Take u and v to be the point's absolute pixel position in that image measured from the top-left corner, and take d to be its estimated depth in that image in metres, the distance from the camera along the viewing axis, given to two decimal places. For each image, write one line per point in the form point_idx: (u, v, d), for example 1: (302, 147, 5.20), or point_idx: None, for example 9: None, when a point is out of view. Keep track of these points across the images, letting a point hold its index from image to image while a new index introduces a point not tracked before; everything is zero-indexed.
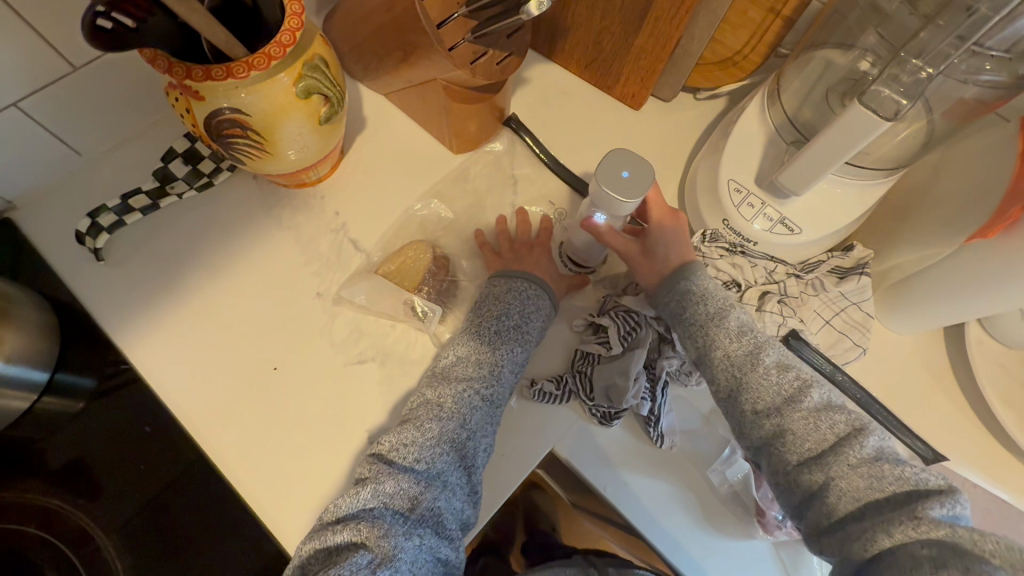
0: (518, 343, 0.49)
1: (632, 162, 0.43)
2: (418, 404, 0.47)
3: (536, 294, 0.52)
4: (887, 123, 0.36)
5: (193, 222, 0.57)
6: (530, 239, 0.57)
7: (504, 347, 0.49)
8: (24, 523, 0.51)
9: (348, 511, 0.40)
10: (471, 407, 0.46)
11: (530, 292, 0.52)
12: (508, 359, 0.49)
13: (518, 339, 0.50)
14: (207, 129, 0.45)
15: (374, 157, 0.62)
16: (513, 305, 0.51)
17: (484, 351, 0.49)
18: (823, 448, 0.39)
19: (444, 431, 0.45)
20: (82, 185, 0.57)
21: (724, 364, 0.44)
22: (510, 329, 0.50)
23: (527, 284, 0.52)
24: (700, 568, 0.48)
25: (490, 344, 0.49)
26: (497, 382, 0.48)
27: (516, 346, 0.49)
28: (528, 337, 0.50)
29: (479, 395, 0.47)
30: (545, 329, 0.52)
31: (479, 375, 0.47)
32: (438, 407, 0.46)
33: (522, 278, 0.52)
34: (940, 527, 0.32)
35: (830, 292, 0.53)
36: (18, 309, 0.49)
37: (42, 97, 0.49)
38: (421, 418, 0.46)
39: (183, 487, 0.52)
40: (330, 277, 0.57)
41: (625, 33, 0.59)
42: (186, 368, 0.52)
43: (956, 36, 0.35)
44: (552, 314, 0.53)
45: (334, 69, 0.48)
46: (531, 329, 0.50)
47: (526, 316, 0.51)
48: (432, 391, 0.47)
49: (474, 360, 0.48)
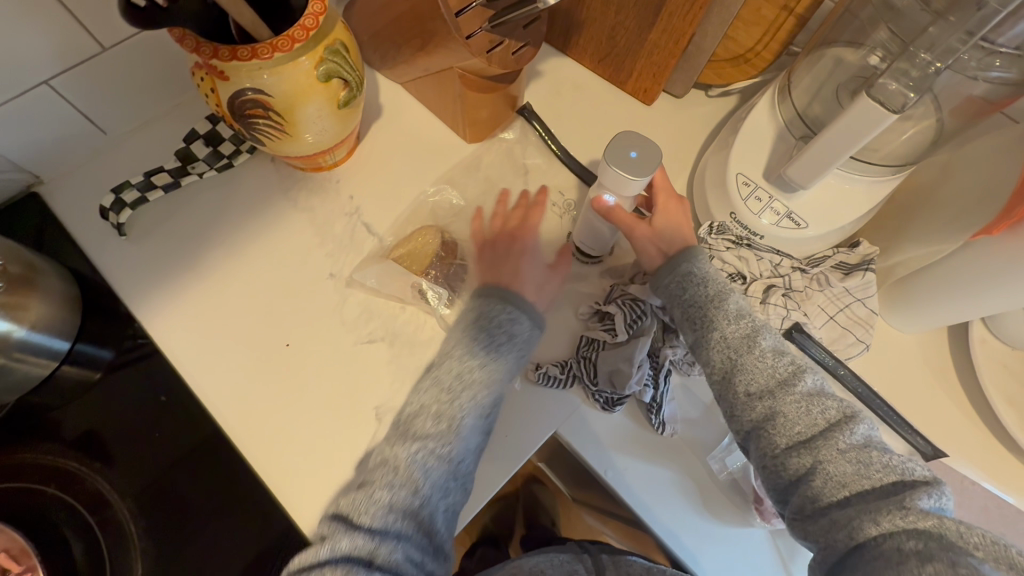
0: (483, 391, 0.47)
1: (640, 144, 0.45)
2: (376, 464, 0.45)
3: (507, 332, 0.49)
4: (895, 116, 0.37)
5: (211, 202, 0.58)
6: (508, 229, 0.57)
7: (464, 396, 0.46)
8: (44, 484, 0.51)
9: (307, 567, 0.40)
10: (425, 470, 0.44)
11: (500, 332, 0.49)
12: (468, 408, 0.46)
13: (483, 386, 0.47)
14: (230, 109, 0.47)
15: (388, 144, 0.63)
16: (479, 345, 0.48)
17: (442, 403, 0.46)
18: (814, 432, 0.40)
19: (396, 498, 0.42)
20: (107, 163, 0.59)
21: (721, 346, 0.44)
22: (474, 377, 0.47)
23: (501, 308, 0.50)
24: (695, 554, 0.49)
25: (447, 397, 0.46)
26: (455, 438, 0.45)
27: (478, 391, 0.47)
28: (496, 381, 0.48)
29: (434, 456, 0.44)
30: (522, 360, 0.50)
31: (436, 433, 0.45)
32: (393, 472, 0.44)
33: (494, 311, 0.50)
34: (927, 517, 0.33)
35: (835, 288, 0.53)
36: (44, 279, 0.50)
37: (72, 74, 0.51)
38: (375, 482, 0.44)
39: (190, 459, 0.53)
40: (343, 259, 0.58)
41: (639, 27, 0.60)
42: (200, 342, 0.53)
43: (965, 31, 0.36)
44: (525, 352, 0.50)
45: (354, 55, 0.49)
46: (499, 372, 0.48)
47: (493, 356, 0.48)
48: (388, 451, 0.45)
49: (434, 414, 0.46)
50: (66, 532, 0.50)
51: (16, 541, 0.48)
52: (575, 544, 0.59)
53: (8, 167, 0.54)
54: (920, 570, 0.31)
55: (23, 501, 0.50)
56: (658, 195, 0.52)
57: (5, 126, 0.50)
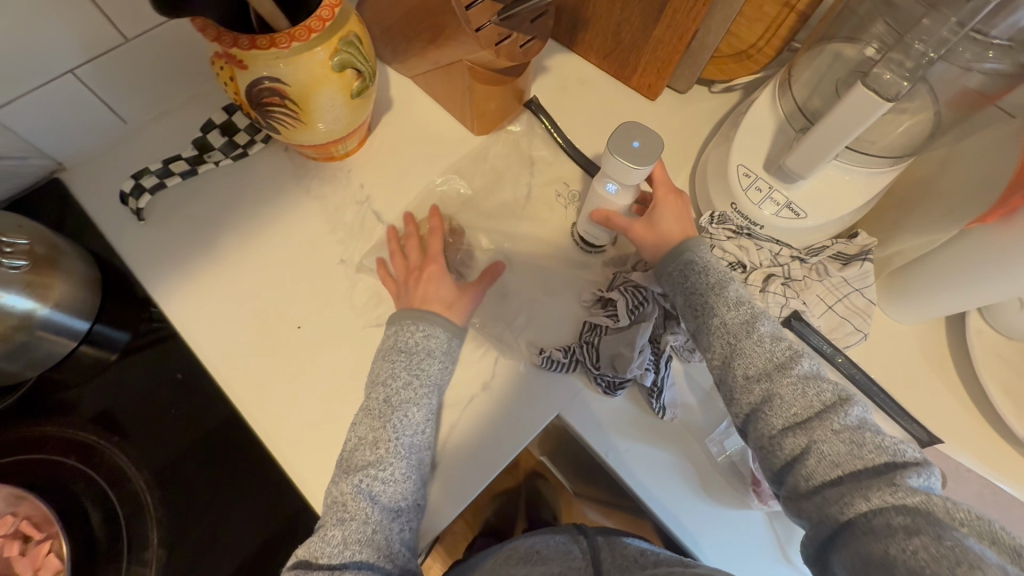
0: (408, 410, 0.48)
1: (642, 133, 0.46)
2: (327, 505, 0.46)
3: (425, 350, 0.51)
4: (889, 104, 0.39)
5: (226, 189, 0.60)
6: (418, 261, 0.56)
7: (395, 418, 0.48)
8: (66, 456, 0.52)
9: None
10: (372, 498, 0.45)
11: (416, 351, 0.51)
12: (401, 429, 0.48)
13: (407, 406, 0.49)
14: (247, 97, 0.49)
15: (398, 135, 0.65)
16: (401, 369, 0.50)
17: (376, 430, 0.47)
18: (809, 414, 0.40)
19: (350, 534, 0.43)
20: (127, 151, 0.61)
21: (721, 331, 0.45)
22: (397, 400, 0.49)
23: (415, 328, 0.51)
24: (695, 537, 0.50)
25: (379, 422, 0.48)
26: (396, 459, 0.46)
27: (408, 411, 0.48)
28: (420, 398, 0.49)
29: (379, 482, 0.45)
30: (441, 371, 0.51)
31: (376, 460, 0.46)
32: (343, 509, 0.44)
33: (409, 332, 0.51)
34: (915, 494, 0.34)
35: (834, 278, 0.54)
36: (67, 259, 0.52)
37: (96, 65, 0.53)
38: (328, 523, 0.44)
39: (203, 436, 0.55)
40: (353, 246, 0.60)
41: (643, 23, 0.61)
42: (215, 322, 0.55)
43: (956, 22, 0.37)
44: (445, 366, 0.52)
45: (367, 47, 0.51)
46: (421, 388, 0.50)
47: (416, 376, 0.50)
48: (336, 488, 0.46)
49: (370, 445, 0.47)
50: (86, 501, 0.51)
51: (37, 512, 0.49)
52: (572, 526, 0.59)
53: (33, 153, 0.56)
54: (907, 544, 0.32)
55: (46, 472, 0.52)
56: (657, 188, 0.53)
57: (31, 114, 0.53)
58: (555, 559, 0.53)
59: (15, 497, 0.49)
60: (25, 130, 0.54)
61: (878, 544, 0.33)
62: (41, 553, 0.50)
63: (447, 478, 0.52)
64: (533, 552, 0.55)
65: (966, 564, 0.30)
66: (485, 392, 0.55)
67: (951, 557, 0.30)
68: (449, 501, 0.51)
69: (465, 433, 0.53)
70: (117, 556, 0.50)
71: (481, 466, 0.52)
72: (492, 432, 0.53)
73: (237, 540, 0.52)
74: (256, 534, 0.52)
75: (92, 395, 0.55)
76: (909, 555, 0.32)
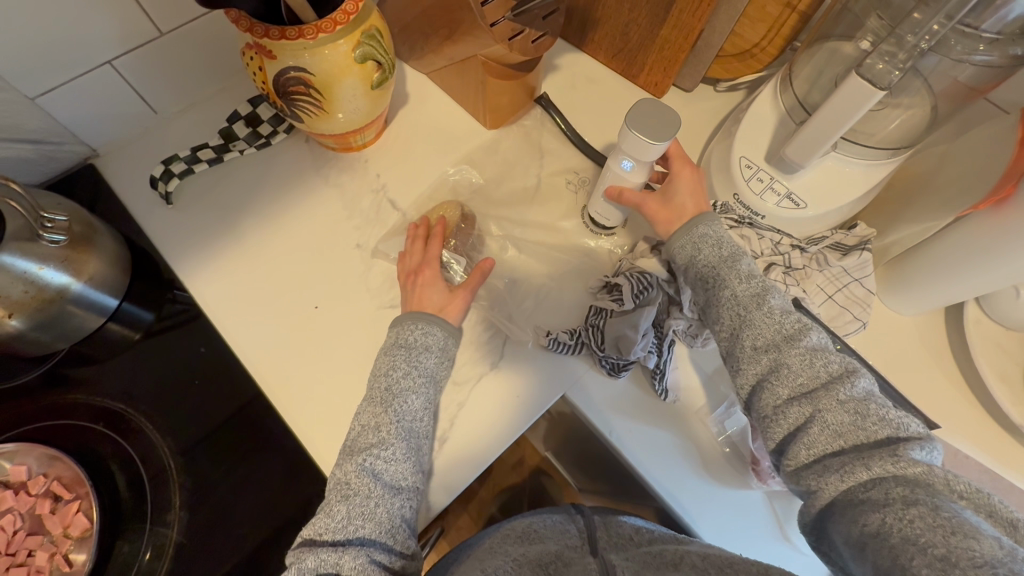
0: (412, 395, 0.49)
1: (660, 110, 0.48)
2: (331, 486, 0.44)
3: (428, 340, 0.52)
4: (882, 92, 0.41)
5: (250, 177, 0.64)
6: (414, 266, 0.57)
7: (396, 404, 0.48)
8: (93, 422, 0.55)
9: None
10: (375, 476, 0.43)
11: (421, 341, 0.51)
12: (401, 414, 0.47)
13: (410, 392, 0.49)
14: (275, 86, 0.52)
15: (413, 127, 0.68)
16: (400, 361, 0.50)
17: (378, 415, 0.47)
18: (816, 384, 0.41)
19: (354, 509, 0.41)
20: (156, 139, 0.65)
21: (731, 304, 0.46)
22: (399, 386, 0.49)
23: (415, 327, 0.52)
24: (695, 515, 0.51)
25: (381, 408, 0.47)
26: (398, 441, 0.46)
27: (407, 399, 0.48)
28: (422, 387, 0.49)
29: (383, 461, 0.44)
30: (439, 365, 0.52)
31: (379, 442, 0.45)
32: (346, 487, 0.43)
33: (414, 324, 0.52)
34: (917, 465, 0.34)
35: (833, 268, 0.56)
36: (101, 238, 0.55)
37: (132, 57, 0.57)
38: (332, 501, 0.43)
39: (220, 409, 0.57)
40: (369, 231, 0.62)
41: (650, 23, 0.64)
42: (237, 300, 0.58)
43: (946, 15, 0.39)
44: (444, 361, 0.52)
45: (387, 40, 0.54)
46: (421, 377, 0.50)
47: (414, 368, 0.50)
48: (340, 470, 0.44)
49: (373, 426, 0.46)
50: (112, 465, 0.54)
51: (68, 473, 0.53)
52: (569, 506, 0.56)
53: (70, 140, 0.60)
54: (904, 513, 0.32)
55: (75, 436, 0.54)
56: (673, 163, 0.55)
57: (70, 101, 0.56)
58: (552, 537, 0.49)
59: (49, 458, 0.53)
60: (64, 116, 0.57)
61: (875, 514, 0.33)
62: (71, 510, 0.53)
63: (456, 453, 0.53)
64: (531, 530, 0.50)
65: (960, 533, 0.29)
66: (494, 373, 0.57)
67: (946, 527, 0.30)
68: (455, 475, 0.53)
69: (474, 412, 0.55)
70: (140, 518, 0.53)
71: (485, 444, 0.54)
72: (499, 414, 0.55)
73: (253, 508, 0.54)
74: (270, 504, 0.54)
75: (118, 366, 0.57)
76: (906, 524, 0.31)
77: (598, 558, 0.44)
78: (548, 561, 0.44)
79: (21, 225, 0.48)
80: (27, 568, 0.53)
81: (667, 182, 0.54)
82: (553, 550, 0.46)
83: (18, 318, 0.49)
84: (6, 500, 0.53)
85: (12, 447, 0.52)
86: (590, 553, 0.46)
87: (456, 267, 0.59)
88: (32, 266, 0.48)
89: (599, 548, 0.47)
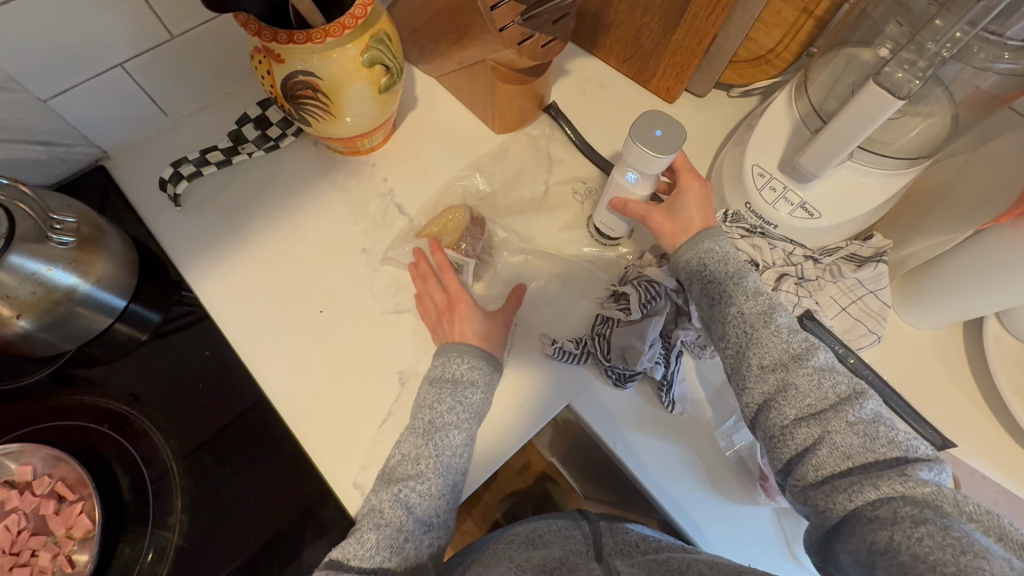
0: (457, 429, 0.47)
1: (663, 122, 0.47)
2: (363, 512, 0.44)
3: (480, 377, 0.50)
4: (901, 101, 0.40)
5: (259, 180, 0.64)
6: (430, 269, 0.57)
7: (437, 437, 0.46)
8: (98, 423, 0.55)
9: None
10: (408, 509, 0.43)
11: (471, 376, 0.49)
12: (442, 448, 0.46)
13: (452, 425, 0.47)
14: (284, 90, 0.52)
15: (422, 132, 0.68)
16: (445, 395, 0.48)
17: (418, 446, 0.46)
18: (823, 406, 0.39)
19: (383, 539, 0.41)
20: (165, 142, 0.65)
21: (738, 320, 0.45)
22: (440, 422, 0.47)
23: (461, 360, 0.50)
24: (701, 528, 0.50)
25: (422, 440, 0.46)
26: (434, 476, 0.45)
27: (450, 433, 0.47)
28: (468, 423, 0.48)
29: (416, 495, 0.44)
30: (485, 402, 0.50)
31: (415, 474, 0.45)
32: (378, 516, 0.43)
33: (469, 356, 0.50)
34: (925, 485, 0.33)
35: (847, 280, 0.54)
36: (110, 239, 0.55)
37: (142, 60, 0.57)
38: (362, 527, 0.42)
39: (217, 411, 0.56)
40: (375, 236, 0.62)
41: (663, 28, 0.63)
42: (242, 302, 0.58)
43: (968, 22, 0.38)
44: (491, 397, 0.51)
45: (396, 43, 0.53)
46: (468, 411, 0.48)
47: (459, 404, 0.48)
48: (375, 497, 0.44)
49: (414, 457, 0.46)
50: (116, 468, 0.54)
51: (73, 474, 0.53)
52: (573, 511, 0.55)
53: (79, 141, 0.60)
54: (912, 532, 0.30)
55: (78, 437, 0.55)
56: (681, 175, 0.54)
57: (82, 104, 0.56)
58: (557, 542, 0.48)
59: (52, 459, 0.53)
60: (77, 118, 0.58)
61: (883, 531, 0.32)
62: (74, 511, 0.53)
63: None
64: (535, 536, 0.49)
65: (970, 552, 0.28)
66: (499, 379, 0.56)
67: (956, 546, 0.28)
68: None
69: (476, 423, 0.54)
70: (142, 520, 0.53)
71: (487, 455, 0.53)
72: (502, 425, 0.54)
73: (253, 513, 0.53)
74: (270, 509, 0.54)
75: (121, 367, 0.57)
76: (914, 541, 0.30)
77: (603, 563, 0.43)
78: (552, 566, 0.43)
79: (30, 226, 0.48)
80: (29, 569, 0.53)
81: (676, 195, 0.53)
82: (558, 555, 0.45)
83: (26, 319, 0.49)
84: (11, 499, 0.53)
85: (17, 446, 0.52)
86: (595, 559, 0.45)
87: (467, 267, 0.58)
88: (41, 267, 0.48)
89: (604, 555, 0.46)
